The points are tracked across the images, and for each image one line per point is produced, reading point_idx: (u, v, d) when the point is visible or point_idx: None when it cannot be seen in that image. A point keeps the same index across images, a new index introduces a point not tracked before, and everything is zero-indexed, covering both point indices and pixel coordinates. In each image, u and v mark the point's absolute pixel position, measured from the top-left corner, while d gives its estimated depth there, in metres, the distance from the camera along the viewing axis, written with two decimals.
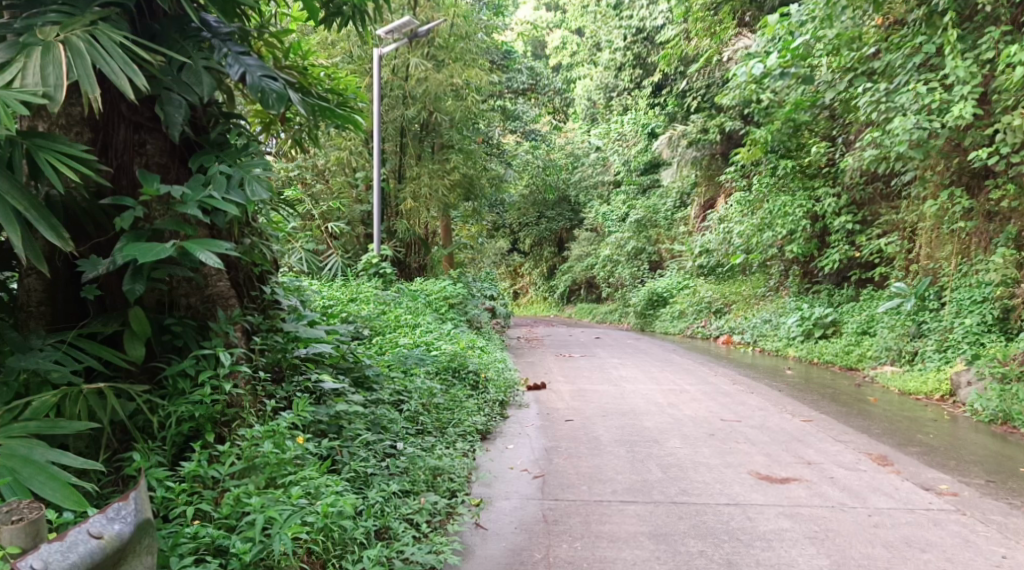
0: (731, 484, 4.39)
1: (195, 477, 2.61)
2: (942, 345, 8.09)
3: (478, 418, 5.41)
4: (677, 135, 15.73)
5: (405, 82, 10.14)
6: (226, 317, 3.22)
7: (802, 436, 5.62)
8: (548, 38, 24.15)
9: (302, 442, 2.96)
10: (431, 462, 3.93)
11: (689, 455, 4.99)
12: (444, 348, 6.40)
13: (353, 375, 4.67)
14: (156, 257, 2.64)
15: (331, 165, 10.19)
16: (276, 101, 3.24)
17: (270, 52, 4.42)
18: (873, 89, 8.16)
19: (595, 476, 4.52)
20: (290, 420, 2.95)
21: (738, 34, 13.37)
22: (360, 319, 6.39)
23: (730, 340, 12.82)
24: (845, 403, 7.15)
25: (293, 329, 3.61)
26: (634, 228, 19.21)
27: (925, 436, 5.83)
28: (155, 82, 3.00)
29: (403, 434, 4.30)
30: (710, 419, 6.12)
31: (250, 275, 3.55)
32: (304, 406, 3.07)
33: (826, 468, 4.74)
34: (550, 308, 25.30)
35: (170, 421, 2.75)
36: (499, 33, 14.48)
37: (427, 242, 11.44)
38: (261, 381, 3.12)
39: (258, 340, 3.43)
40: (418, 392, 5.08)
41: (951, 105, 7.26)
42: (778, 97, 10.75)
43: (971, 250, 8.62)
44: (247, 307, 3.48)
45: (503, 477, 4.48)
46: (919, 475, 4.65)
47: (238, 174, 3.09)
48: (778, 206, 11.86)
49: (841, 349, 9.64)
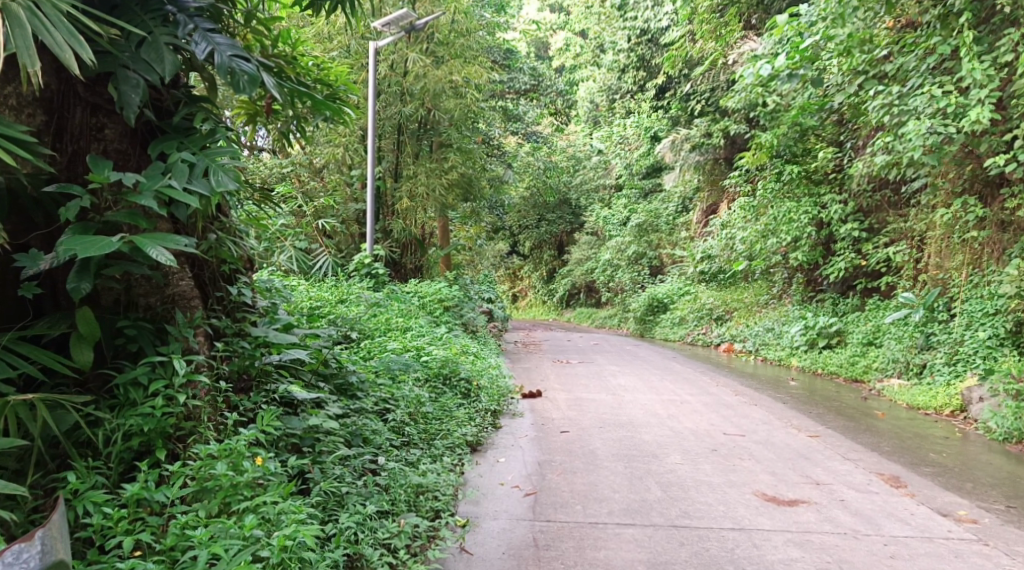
0: (736, 506, 4.10)
1: (139, 501, 2.35)
2: (952, 358, 7.81)
3: (468, 428, 5.12)
4: (680, 138, 15.45)
5: (403, 78, 9.88)
6: (186, 320, 2.94)
7: (809, 453, 5.34)
8: (551, 39, 23.92)
9: (264, 461, 2.68)
10: (414, 479, 3.64)
11: (690, 472, 4.70)
12: (435, 354, 6.12)
13: (335, 382, 4.45)
14: (99, 251, 2.37)
15: (326, 162, 9.92)
16: (248, 84, 3.00)
17: (255, 41, 4.14)
18: (885, 92, 7.88)
19: (590, 495, 4.23)
20: (252, 436, 2.68)
21: (745, 36, 13.12)
22: (348, 322, 6.13)
23: (732, 348, 12.54)
24: (851, 418, 6.86)
25: (262, 334, 3.32)
26: (635, 233, 18.93)
27: (937, 455, 5.55)
28: (111, 59, 2.74)
29: (386, 447, 4.05)
30: (712, 432, 5.84)
31: (218, 275, 3.27)
32: (269, 421, 2.80)
33: (836, 490, 4.45)
34: (549, 312, 24.99)
35: (116, 436, 2.49)
36: (501, 32, 14.25)
37: (423, 243, 11.15)
38: (221, 390, 2.86)
39: (223, 344, 3.15)
40: (405, 400, 4.83)
41: (968, 108, 6.98)
42: (785, 101, 10.49)
43: (984, 261, 8.34)
44: (212, 311, 3.20)
45: (492, 494, 4.19)
46: (935, 498, 4.37)
47: (202, 163, 2.82)
48: (783, 212, 11.55)
49: (846, 360, 9.35)
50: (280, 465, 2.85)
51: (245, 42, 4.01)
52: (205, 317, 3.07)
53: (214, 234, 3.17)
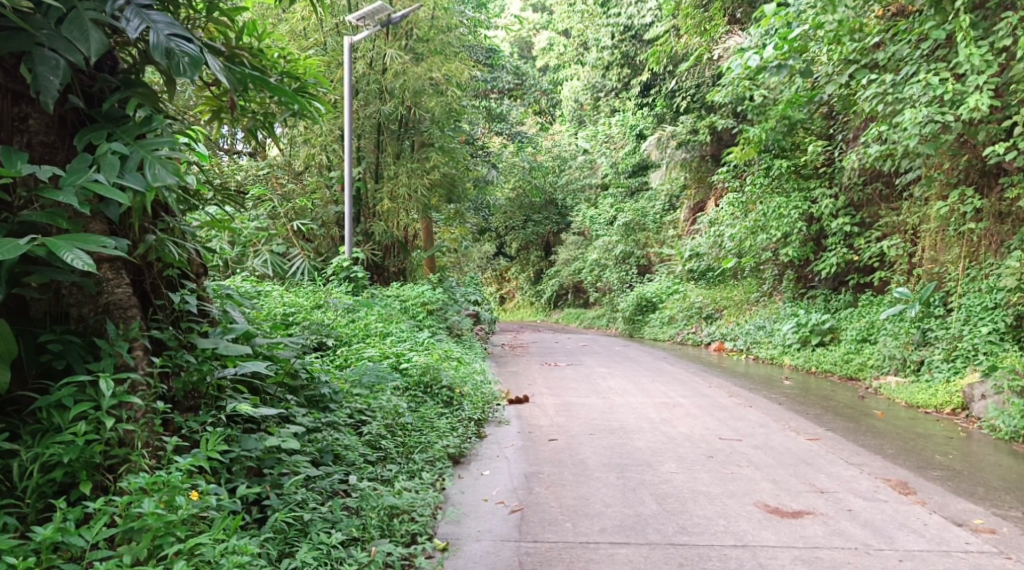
0: (737, 520, 3.81)
1: (56, 544, 2.05)
2: (951, 353, 7.58)
3: (450, 440, 4.81)
4: (666, 135, 15.23)
5: (382, 75, 9.53)
6: (119, 333, 2.60)
7: (811, 458, 5.06)
8: (534, 39, 23.70)
9: (204, 494, 2.37)
10: (387, 500, 3.33)
11: (686, 482, 4.41)
12: (416, 361, 5.81)
13: (306, 394, 4.20)
14: (5, 256, 2.03)
15: (304, 163, 9.62)
16: (190, 66, 2.66)
17: (218, 33, 3.88)
18: (878, 81, 7.64)
19: (580, 510, 3.93)
20: (192, 463, 2.37)
21: (730, 31, 12.93)
22: (323, 328, 5.83)
23: (722, 347, 12.30)
24: (850, 418, 6.60)
25: (209, 346, 3.00)
26: (622, 232, 18.66)
27: (943, 457, 5.29)
28: (24, 36, 2.40)
29: (358, 465, 3.79)
30: (707, 437, 5.57)
31: (158, 280, 2.91)
32: (214, 446, 2.49)
33: (842, 498, 4.17)
34: (537, 313, 24.64)
35: (33, 469, 2.20)
36: (483, 31, 13.99)
37: (406, 245, 10.85)
38: (160, 413, 2.53)
39: (162, 358, 2.80)
40: (382, 411, 4.56)
41: (965, 96, 6.75)
42: (773, 94, 10.27)
43: (981, 253, 8.12)
44: (151, 322, 2.84)
45: (474, 512, 3.87)
46: (947, 506, 4.10)
47: (136, 155, 2.51)
48: (772, 208, 11.31)
49: (840, 357, 9.11)
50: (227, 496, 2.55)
51: (205, 33, 3.75)
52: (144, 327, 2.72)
53: (153, 234, 2.81)
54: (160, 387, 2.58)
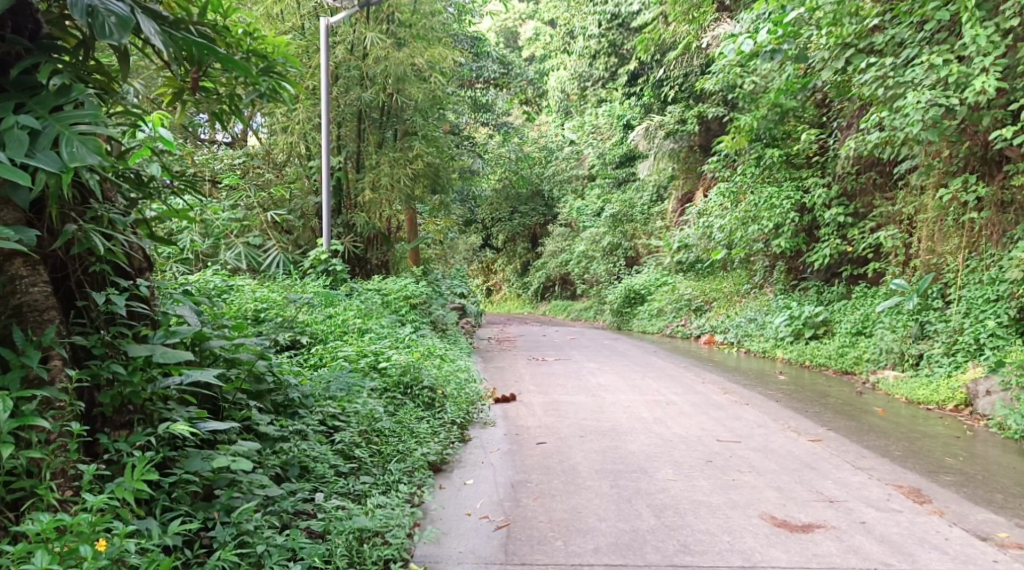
0: (743, 536, 3.49)
1: None
2: (951, 348, 7.32)
3: (431, 445, 4.47)
4: (654, 125, 14.90)
5: (363, 61, 9.08)
6: (28, 340, 2.40)
7: (815, 462, 4.74)
8: (519, 29, 23.26)
9: (120, 537, 2.13)
10: (356, 522, 2.99)
11: (685, 492, 4.08)
12: (395, 360, 5.46)
13: (273, 399, 3.88)
14: None
15: (281, 151, 9.22)
16: (117, 27, 2.42)
17: (179, 7, 3.60)
18: (877, 64, 7.35)
19: (572, 525, 3.60)
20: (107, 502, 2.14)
21: (719, 19, 12.61)
22: (295, 326, 5.48)
23: (712, 340, 12.01)
24: (850, 416, 6.30)
25: (140, 353, 2.63)
26: (609, 223, 18.30)
27: (953, 460, 4.99)
28: None
29: (328, 479, 3.46)
30: (703, 439, 5.26)
31: (85, 277, 2.65)
32: (141, 476, 2.29)
33: (855, 509, 3.86)
34: (524, 305, 24.25)
35: None
36: (468, 17, 13.56)
37: (388, 236, 10.46)
38: (75, 435, 2.37)
39: (82, 369, 2.54)
40: (356, 415, 4.25)
41: (971, 78, 6.46)
42: (765, 81, 9.97)
43: (981, 243, 7.87)
44: (74, 327, 2.60)
45: (457, 530, 3.52)
46: (966, 517, 3.80)
47: (51, 129, 2.21)
48: (763, 198, 11.00)
49: (835, 351, 8.83)
50: (157, 534, 2.36)
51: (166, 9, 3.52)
52: (64, 333, 2.52)
53: (74, 223, 2.55)
54: (80, 405, 2.41)
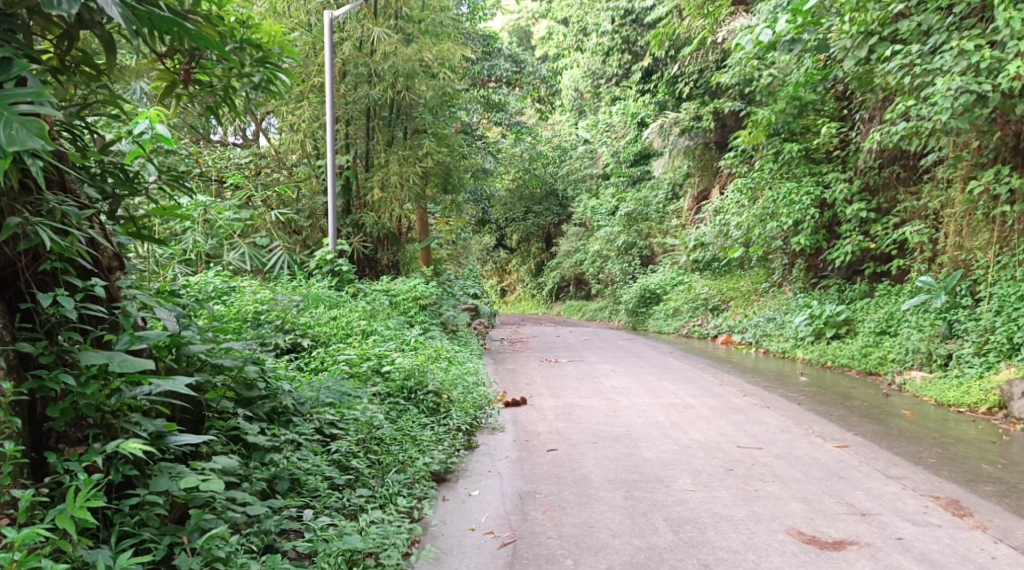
0: (768, 554, 3.22)
1: None
2: (982, 347, 6.98)
3: (435, 454, 4.22)
4: (668, 123, 14.53)
5: (370, 57, 8.82)
6: None
7: (843, 471, 4.45)
8: (531, 28, 22.98)
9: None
10: (346, 543, 2.75)
11: (704, 504, 3.81)
12: (399, 363, 5.22)
13: (265, 407, 3.66)
14: None
15: (287, 149, 9.02)
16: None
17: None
18: (903, 52, 7.00)
19: (581, 541, 3.35)
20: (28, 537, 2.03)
21: (735, 13, 12.26)
22: (292, 330, 5.24)
23: (730, 339, 11.67)
24: (877, 420, 5.99)
25: (93, 361, 2.43)
26: (624, 222, 18.01)
27: (991, 467, 4.68)
28: None
29: (319, 494, 3.23)
30: (723, 445, 4.97)
31: (33, 277, 2.52)
32: (81, 504, 2.16)
33: (889, 523, 3.57)
34: (538, 306, 23.92)
35: None
36: (478, 15, 13.28)
37: (398, 236, 10.24)
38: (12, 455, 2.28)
39: (25, 380, 2.40)
40: (355, 423, 4.01)
41: (1004, 64, 6.10)
42: (782, 74, 9.63)
43: (1013, 238, 7.53)
44: (20, 331, 2.46)
45: (458, 547, 3.28)
46: (1012, 531, 3.51)
47: None
48: (782, 194, 10.63)
49: (858, 351, 8.48)
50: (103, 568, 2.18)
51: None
52: (7, 338, 2.40)
53: (20, 216, 2.42)
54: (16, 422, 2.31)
